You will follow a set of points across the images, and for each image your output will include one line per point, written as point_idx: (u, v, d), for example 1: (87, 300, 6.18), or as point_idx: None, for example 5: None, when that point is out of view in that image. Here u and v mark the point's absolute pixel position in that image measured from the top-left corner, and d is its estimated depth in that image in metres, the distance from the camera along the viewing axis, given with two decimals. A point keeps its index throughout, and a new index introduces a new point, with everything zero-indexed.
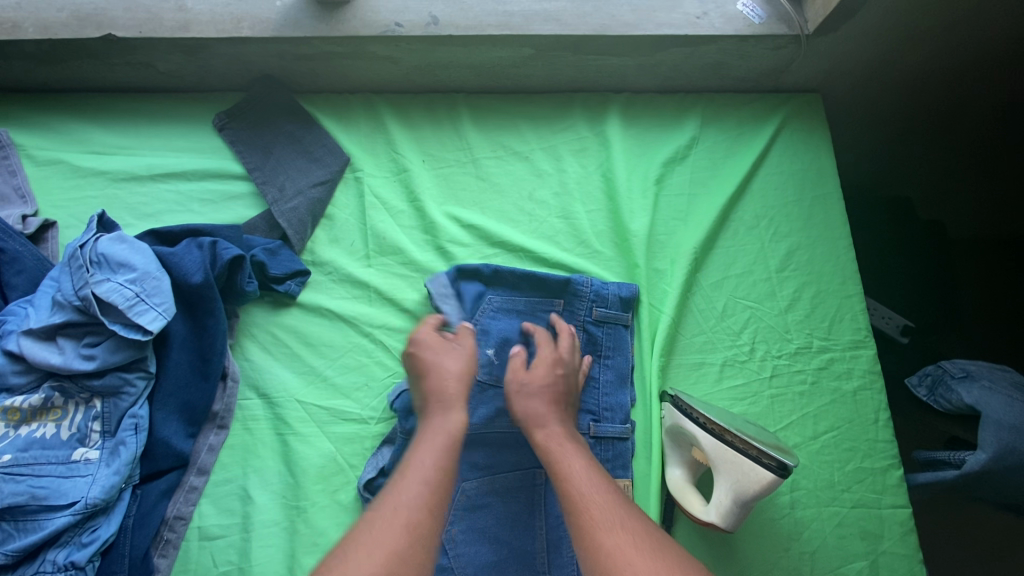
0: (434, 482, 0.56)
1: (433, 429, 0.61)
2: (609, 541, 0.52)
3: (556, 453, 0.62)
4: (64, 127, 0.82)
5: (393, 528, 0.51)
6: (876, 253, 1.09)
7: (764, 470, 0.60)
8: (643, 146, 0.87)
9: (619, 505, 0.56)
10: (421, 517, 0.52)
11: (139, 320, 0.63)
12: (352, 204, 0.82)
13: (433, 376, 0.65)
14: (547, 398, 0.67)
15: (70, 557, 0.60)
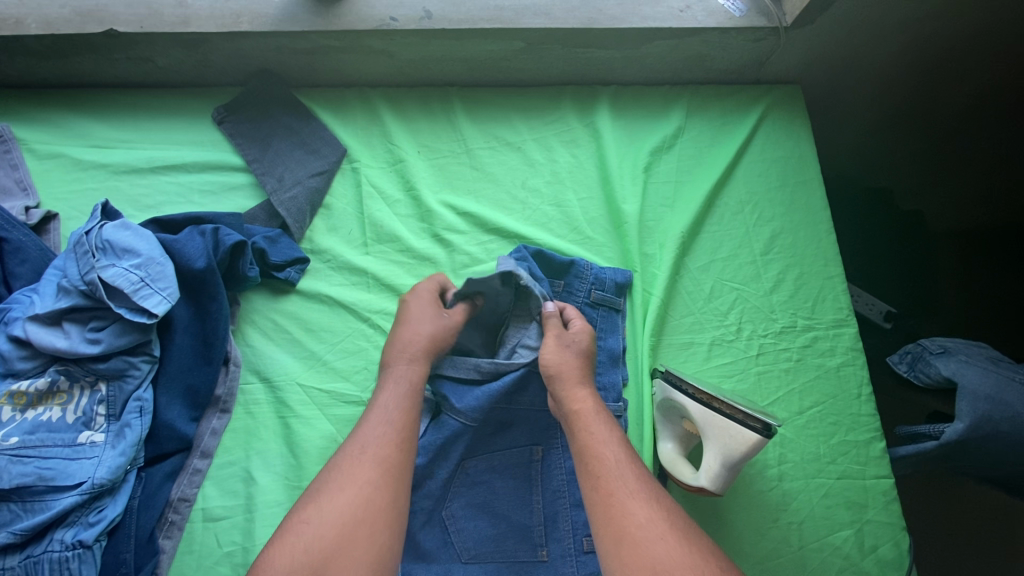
0: (403, 422, 0.61)
1: (397, 378, 0.65)
2: (639, 513, 0.54)
3: (587, 420, 0.63)
4: (65, 122, 0.84)
5: (364, 462, 0.56)
6: (858, 241, 1.13)
7: (750, 431, 0.63)
8: (632, 135, 0.90)
9: (644, 480, 0.57)
10: (391, 450, 0.58)
11: (144, 304, 0.64)
12: (349, 194, 0.84)
13: (401, 334, 0.69)
14: (576, 365, 0.68)
15: (77, 536, 0.61)
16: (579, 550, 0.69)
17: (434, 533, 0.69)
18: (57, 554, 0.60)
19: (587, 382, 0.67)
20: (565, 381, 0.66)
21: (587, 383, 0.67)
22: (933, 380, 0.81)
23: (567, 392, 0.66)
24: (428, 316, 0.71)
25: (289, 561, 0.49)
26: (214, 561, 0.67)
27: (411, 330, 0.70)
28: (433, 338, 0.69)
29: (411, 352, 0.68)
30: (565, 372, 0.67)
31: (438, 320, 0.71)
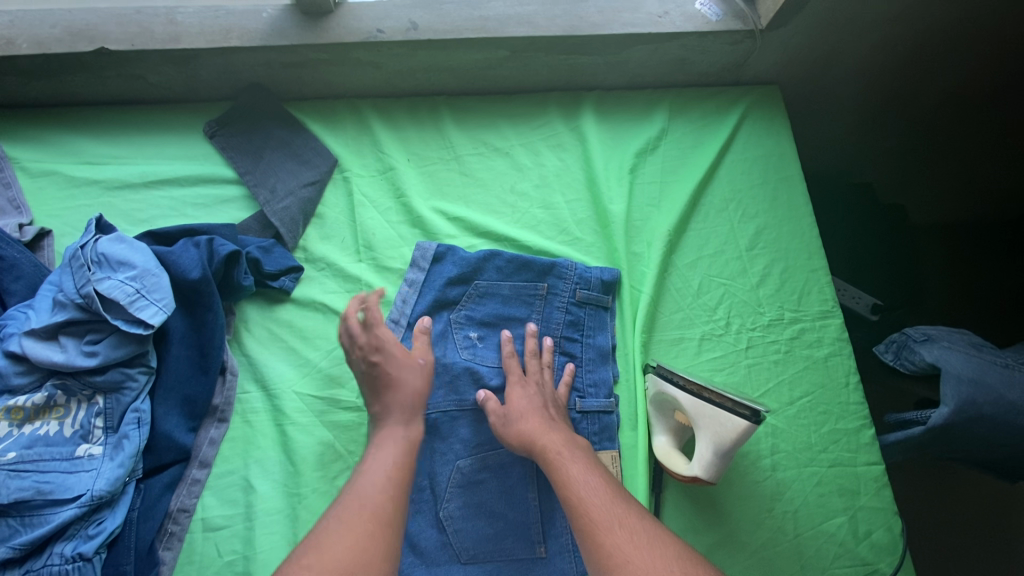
0: (399, 476, 0.63)
1: (391, 434, 0.67)
2: (612, 541, 0.56)
3: (557, 461, 0.65)
4: (58, 140, 0.85)
5: (363, 513, 0.57)
6: (843, 236, 1.15)
7: (740, 418, 0.64)
8: (617, 138, 0.92)
9: (621, 507, 0.60)
10: (387, 503, 0.59)
11: (140, 315, 0.65)
12: (341, 204, 0.85)
13: (393, 389, 0.69)
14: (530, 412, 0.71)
15: (77, 549, 0.61)
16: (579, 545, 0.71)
17: (430, 532, 0.71)
18: (57, 568, 0.60)
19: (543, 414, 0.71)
20: (533, 433, 0.69)
21: (556, 426, 0.70)
22: (918, 367, 0.83)
23: (537, 438, 0.68)
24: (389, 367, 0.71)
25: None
26: (215, 570, 0.68)
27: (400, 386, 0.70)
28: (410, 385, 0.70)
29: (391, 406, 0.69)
30: (529, 422, 0.70)
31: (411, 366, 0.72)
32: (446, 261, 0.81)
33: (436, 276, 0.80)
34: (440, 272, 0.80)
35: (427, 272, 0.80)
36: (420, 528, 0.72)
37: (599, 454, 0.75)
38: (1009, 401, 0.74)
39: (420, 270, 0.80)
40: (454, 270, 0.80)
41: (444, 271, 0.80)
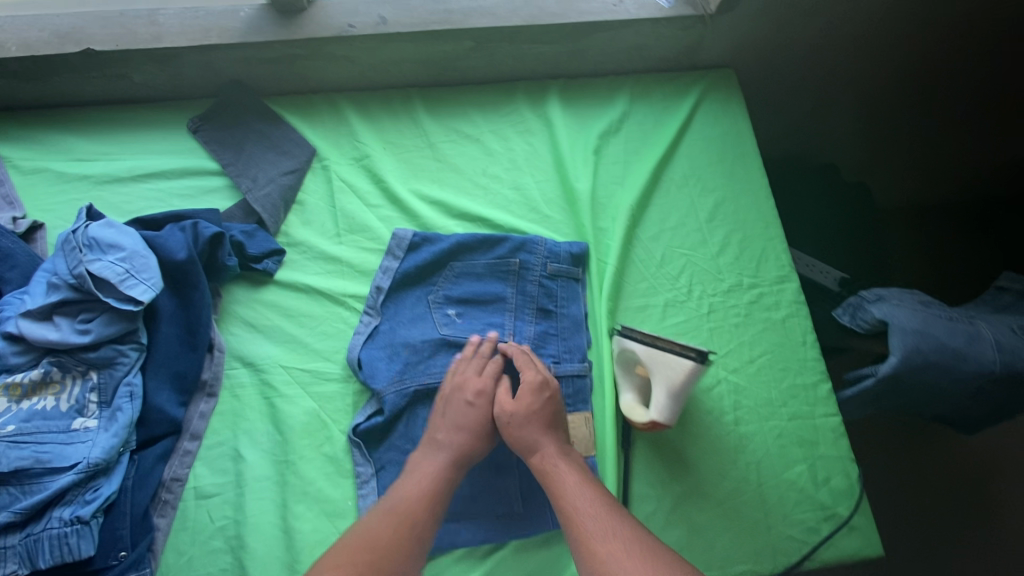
0: (438, 489, 0.68)
1: (439, 444, 0.71)
2: (605, 549, 0.60)
3: (551, 473, 0.69)
4: (48, 139, 0.89)
5: (398, 509, 0.65)
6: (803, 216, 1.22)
7: (686, 359, 0.69)
8: (582, 121, 0.97)
9: (612, 516, 0.64)
10: (423, 501, 0.67)
11: (130, 293, 0.69)
12: (320, 190, 0.89)
13: (455, 419, 0.73)
14: (530, 425, 0.72)
15: (75, 512, 0.65)
16: None
17: None
18: (56, 531, 0.64)
19: (552, 431, 0.72)
20: (528, 444, 0.72)
21: (556, 436, 0.73)
22: (869, 324, 0.88)
23: (534, 450, 0.71)
24: (476, 401, 0.74)
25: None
26: (209, 534, 0.72)
27: (462, 417, 0.73)
28: (479, 420, 0.73)
29: (449, 430, 0.72)
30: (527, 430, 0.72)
31: (492, 404, 0.74)
32: (424, 245, 0.85)
33: (413, 259, 0.84)
34: (420, 255, 0.84)
35: (404, 258, 0.84)
36: None
37: (574, 416, 0.80)
38: (950, 348, 0.79)
39: (397, 256, 0.84)
40: (431, 250, 0.84)
41: (422, 254, 0.84)
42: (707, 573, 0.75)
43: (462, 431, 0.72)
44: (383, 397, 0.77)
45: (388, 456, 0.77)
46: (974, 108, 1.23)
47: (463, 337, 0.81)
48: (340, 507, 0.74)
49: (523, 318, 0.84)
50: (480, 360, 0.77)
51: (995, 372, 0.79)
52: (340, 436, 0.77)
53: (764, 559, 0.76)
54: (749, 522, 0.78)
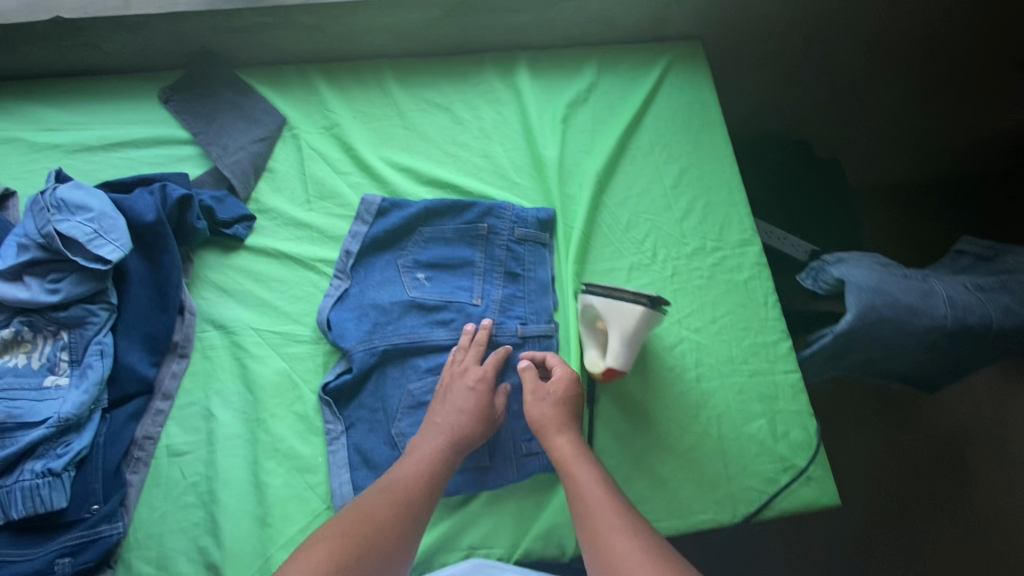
0: (433, 472, 0.69)
1: (435, 428, 0.73)
2: (619, 544, 0.61)
3: (568, 465, 0.70)
4: (19, 109, 0.90)
5: (394, 488, 0.67)
6: (769, 194, 1.27)
7: (638, 304, 0.74)
8: (551, 90, 0.99)
9: (624, 512, 0.64)
10: (417, 482, 0.68)
11: (98, 252, 0.70)
12: (291, 157, 0.90)
13: (452, 404, 0.74)
14: (556, 415, 0.74)
15: (47, 465, 0.66)
16: (520, 455, 0.77)
17: (382, 448, 0.77)
18: (28, 482, 0.66)
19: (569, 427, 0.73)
20: (546, 432, 0.73)
21: (572, 429, 0.73)
22: (829, 284, 0.90)
23: (551, 440, 0.72)
24: (476, 385, 0.75)
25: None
26: (181, 489, 0.74)
27: (460, 402, 0.74)
28: (478, 405, 0.74)
29: (449, 414, 0.74)
30: (551, 417, 0.74)
31: (490, 389, 0.75)
32: (393, 209, 0.86)
33: (381, 224, 0.86)
34: (389, 220, 0.86)
35: (372, 223, 0.86)
36: (374, 445, 0.77)
37: None
38: (902, 303, 0.81)
39: (365, 221, 0.86)
40: (399, 214, 0.86)
41: (391, 219, 0.86)
42: (668, 521, 0.77)
43: (463, 414, 0.73)
44: (351, 356, 0.79)
45: (358, 413, 0.79)
46: (937, 85, 1.26)
47: (432, 300, 0.83)
48: (310, 463, 0.76)
49: (491, 281, 0.85)
50: (477, 351, 0.79)
51: (948, 326, 0.81)
52: (310, 395, 0.79)
53: (724, 510, 0.79)
54: (710, 473, 0.80)
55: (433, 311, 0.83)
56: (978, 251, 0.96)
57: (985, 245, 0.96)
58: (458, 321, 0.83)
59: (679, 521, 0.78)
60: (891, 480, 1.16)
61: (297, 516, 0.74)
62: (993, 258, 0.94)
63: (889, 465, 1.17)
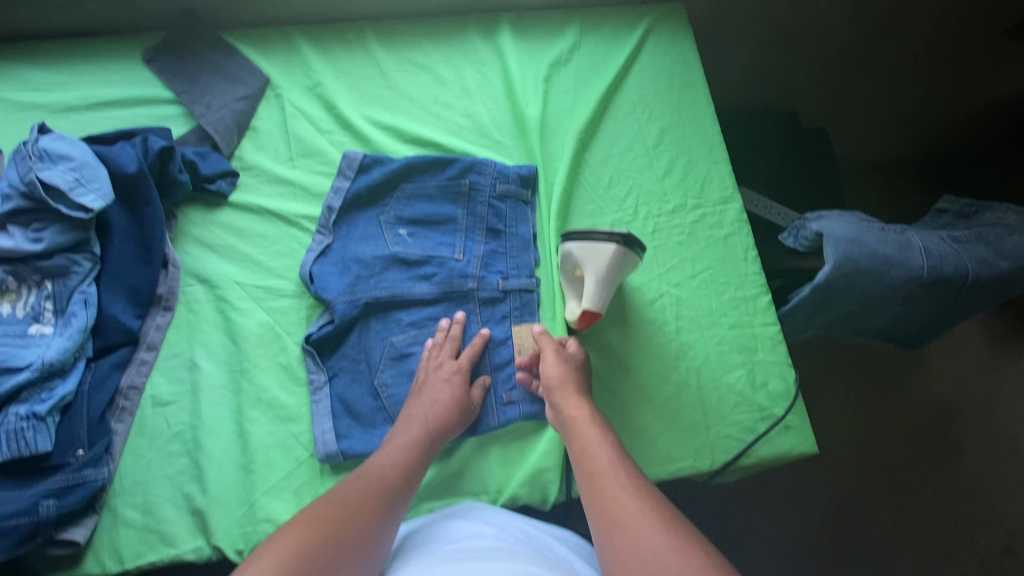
0: (411, 460, 0.69)
1: (408, 418, 0.72)
2: (630, 505, 0.59)
3: (578, 426, 0.69)
4: (3, 70, 0.90)
5: (368, 477, 0.66)
6: (755, 162, 1.27)
7: (607, 242, 0.73)
8: (533, 51, 0.99)
9: (635, 476, 0.63)
10: (390, 472, 0.67)
11: (79, 201, 0.71)
12: (274, 117, 0.91)
13: (425, 396, 0.73)
14: (570, 377, 0.73)
15: (32, 409, 0.68)
16: (500, 407, 0.78)
17: (365, 397, 0.78)
18: (13, 425, 0.67)
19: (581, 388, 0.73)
20: (560, 390, 0.72)
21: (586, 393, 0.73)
22: (810, 241, 0.90)
23: (562, 399, 0.72)
24: (453, 377, 0.74)
25: (283, 551, 0.55)
26: (166, 438, 0.75)
27: (434, 393, 0.73)
28: (455, 396, 0.73)
29: (424, 405, 0.73)
30: (564, 379, 0.73)
31: (467, 380, 0.75)
32: (375, 165, 0.87)
33: (362, 180, 0.86)
34: (371, 176, 0.86)
35: (353, 179, 0.86)
36: (357, 394, 0.78)
37: (520, 327, 0.82)
38: (880, 254, 0.81)
39: (346, 178, 0.86)
40: (381, 170, 0.86)
41: (373, 175, 0.86)
42: (648, 468, 0.79)
43: (438, 404, 0.72)
44: (333, 308, 0.80)
45: (341, 364, 0.79)
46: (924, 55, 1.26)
47: (414, 256, 0.84)
48: (293, 412, 0.77)
49: (474, 237, 0.86)
50: (452, 345, 0.78)
51: (924, 276, 0.82)
52: (293, 347, 0.80)
53: (703, 457, 0.80)
54: (689, 422, 0.81)
55: (415, 266, 0.83)
56: (958, 209, 0.98)
57: (966, 204, 0.97)
58: (441, 275, 0.83)
59: (657, 468, 0.79)
60: (881, 449, 1.20)
61: (281, 464, 0.75)
62: (973, 215, 0.95)
63: (879, 434, 1.21)
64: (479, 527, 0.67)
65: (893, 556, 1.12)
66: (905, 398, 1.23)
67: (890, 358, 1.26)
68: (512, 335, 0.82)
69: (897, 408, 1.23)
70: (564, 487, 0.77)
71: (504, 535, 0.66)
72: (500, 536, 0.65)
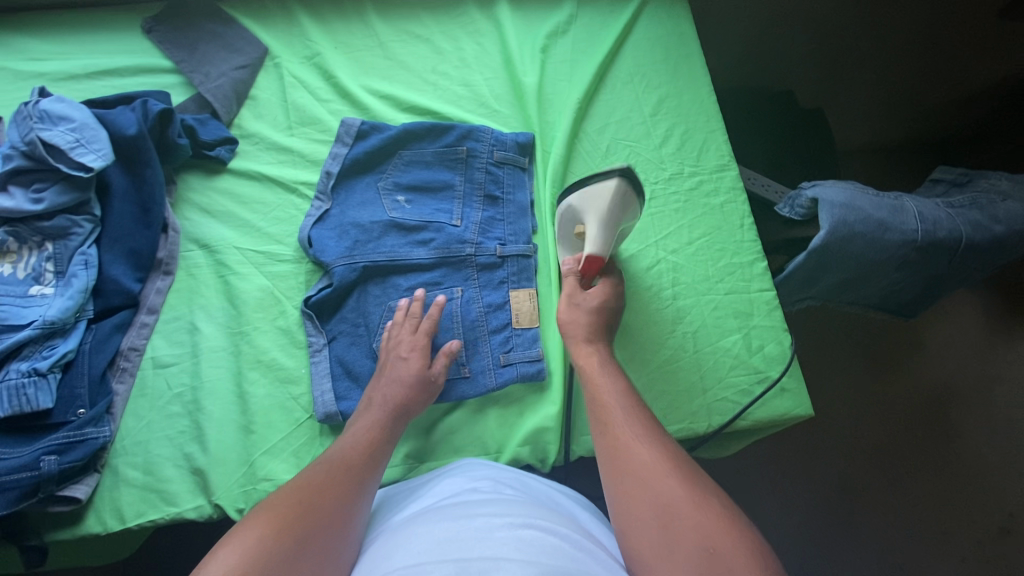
0: (375, 441, 0.67)
1: (371, 403, 0.71)
2: (641, 453, 0.59)
3: (592, 373, 0.70)
4: (4, 40, 0.91)
5: (335, 461, 0.62)
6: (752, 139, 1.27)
7: (609, 178, 0.73)
8: (531, 23, 0.99)
9: (648, 424, 0.62)
10: (356, 452, 0.64)
11: (80, 160, 0.72)
12: (273, 86, 0.92)
13: (384, 378, 0.73)
14: (585, 325, 0.74)
15: (33, 365, 0.68)
16: (498, 371, 0.79)
17: (364, 360, 0.78)
18: (14, 381, 0.67)
19: (598, 338, 0.74)
20: (574, 337, 0.74)
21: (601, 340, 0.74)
22: (805, 208, 0.89)
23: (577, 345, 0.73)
24: (410, 355, 0.74)
25: (250, 538, 0.50)
26: (166, 399, 0.76)
27: (393, 375, 0.72)
28: (414, 373, 0.72)
29: (383, 387, 0.72)
30: (574, 327, 0.75)
31: (425, 356, 0.74)
32: (372, 132, 0.87)
33: (359, 148, 0.87)
34: (370, 143, 0.87)
35: (350, 147, 0.87)
36: (355, 356, 0.79)
37: (518, 291, 0.83)
38: (875, 219, 0.81)
39: (343, 146, 0.87)
40: (378, 136, 0.87)
41: (370, 142, 0.87)
42: None
43: (397, 383, 0.72)
44: (331, 272, 0.80)
45: (340, 327, 0.80)
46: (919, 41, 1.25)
47: (412, 222, 0.84)
48: (292, 374, 0.78)
49: (471, 204, 0.87)
50: (412, 322, 0.77)
51: (918, 240, 0.82)
52: (292, 310, 0.80)
53: (699, 420, 0.80)
54: (685, 385, 0.82)
55: (412, 232, 0.84)
56: (953, 178, 0.98)
57: (959, 172, 0.98)
58: (440, 241, 0.83)
59: None
60: (878, 425, 1.21)
61: (280, 424, 0.75)
62: (967, 183, 0.95)
63: (876, 412, 1.22)
64: (475, 484, 0.65)
65: (889, 531, 1.13)
66: (903, 377, 1.24)
67: (887, 337, 1.27)
68: (509, 300, 0.82)
69: (892, 385, 1.24)
70: (562, 448, 0.78)
71: (500, 490, 0.63)
72: (496, 490, 0.63)
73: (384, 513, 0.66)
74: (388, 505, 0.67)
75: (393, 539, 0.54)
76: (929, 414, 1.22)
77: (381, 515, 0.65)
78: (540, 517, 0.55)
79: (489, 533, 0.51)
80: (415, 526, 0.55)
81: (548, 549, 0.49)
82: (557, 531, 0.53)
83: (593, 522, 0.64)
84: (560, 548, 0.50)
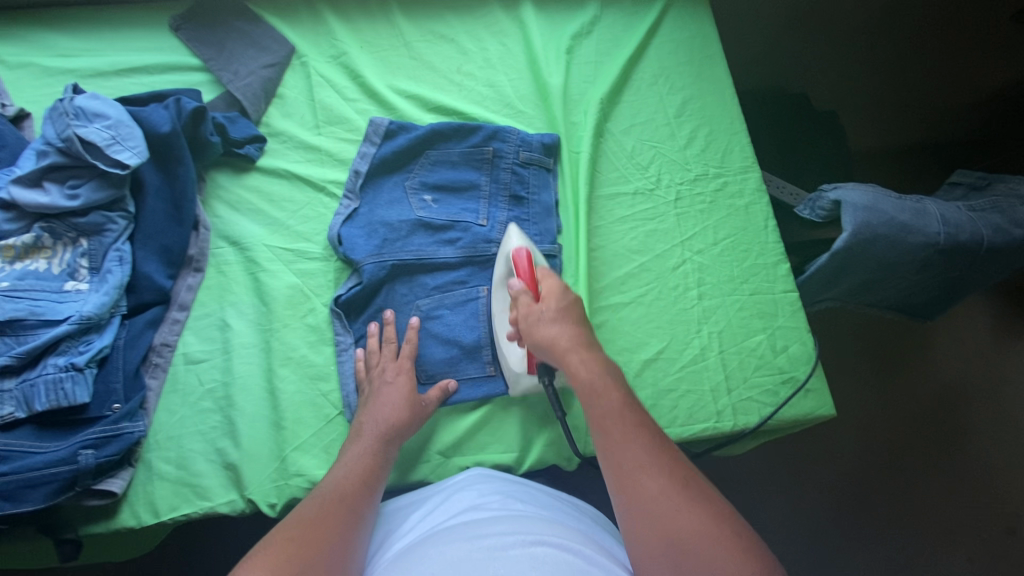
0: (369, 469, 0.66)
1: (362, 432, 0.70)
2: (654, 488, 0.53)
3: (588, 391, 0.60)
4: (32, 35, 0.91)
5: (328, 497, 0.61)
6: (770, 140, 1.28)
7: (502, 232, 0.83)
8: (555, 24, 1.00)
9: (656, 449, 0.56)
10: (351, 484, 0.64)
11: (116, 157, 0.72)
12: (300, 85, 0.92)
13: (370, 405, 0.72)
14: (567, 334, 0.64)
15: (70, 360, 0.69)
16: None
17: None
18: (52, 375, 0.68)
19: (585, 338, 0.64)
20: (557, 351, 0.63)
21: (586, 341, 0.64)
22: (826, 210, 0.89)
23: (566, 356, 0.63)
24: (397, 378, 0.74)
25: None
26: (198, 394, 0.77)
27: (383, 402, 0.72)
28: (405, 396, 0.73)
29: (373, 413, 0.71)
30: (556, 333, 0.64)
31: (412, 378, 0.75)
32: (400, 132, 0.88)
33: (387, 147, 0.87)
34: (398, 142, 0.87)
35: (378, 146, 0.88)
36: None
37: None
38: (898, 221, 0.82)
39: (371, 146, 0.87)
40: (407, 135, 0.88)
41: (398, 141, 0.87)
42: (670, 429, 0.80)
43: (387, 407, 0.71)
44: (359, 271, 0.81)
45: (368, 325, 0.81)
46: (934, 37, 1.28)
47: (440, 220, 0.85)
48: (322, 371, 0.78)
49: (496, 204, 0.88)
50: (392, 347, 0.78)
51: (941, 242, 0.83)
52: (322, 308, 0.81)
53: (725, 418, 0.81)
54: (710, 385, 0.83)
55: (440, 231, 0.84)
56: (972, 181, 0.99)
57: (978, 176, 0.99)
58: (468, 241, 0.84)
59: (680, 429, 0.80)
60: (890, 427, 1.22)
61: (311, 420, 0.76)
62: (985, 186, 0.96)
63: (886, 414, 1.22)
64: (484, 500, 0.65)
65: (901, 531, 1.14)
66: (915, 379, 1.25)
67: (900, 337, 1.28)
68: None
69: (905, 387, 1.25)
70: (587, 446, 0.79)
71: (510, 506, 0.63)
72: (508, 506, 0.63)
73: (400, 528, 0.66)
74: (404, 518, 0.68)
75: (408, 563, 0.54)
76: (940, 416, 1.23)
77: (397, 530, 0.66)
78: (554, 534, 0.56)
79: (503, 552, 0.51)
80: (429, 549, 0.55)
81: (563, 566, 0.50)
82: (571, 547, 0.54)
83: (604, 536, 0.65)
84: (574, 565, 0.51)
